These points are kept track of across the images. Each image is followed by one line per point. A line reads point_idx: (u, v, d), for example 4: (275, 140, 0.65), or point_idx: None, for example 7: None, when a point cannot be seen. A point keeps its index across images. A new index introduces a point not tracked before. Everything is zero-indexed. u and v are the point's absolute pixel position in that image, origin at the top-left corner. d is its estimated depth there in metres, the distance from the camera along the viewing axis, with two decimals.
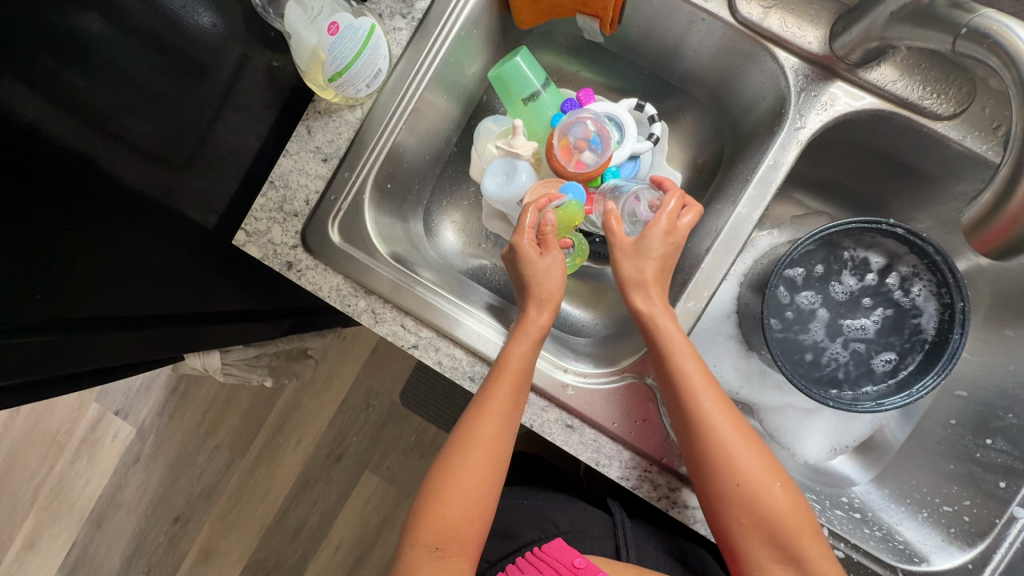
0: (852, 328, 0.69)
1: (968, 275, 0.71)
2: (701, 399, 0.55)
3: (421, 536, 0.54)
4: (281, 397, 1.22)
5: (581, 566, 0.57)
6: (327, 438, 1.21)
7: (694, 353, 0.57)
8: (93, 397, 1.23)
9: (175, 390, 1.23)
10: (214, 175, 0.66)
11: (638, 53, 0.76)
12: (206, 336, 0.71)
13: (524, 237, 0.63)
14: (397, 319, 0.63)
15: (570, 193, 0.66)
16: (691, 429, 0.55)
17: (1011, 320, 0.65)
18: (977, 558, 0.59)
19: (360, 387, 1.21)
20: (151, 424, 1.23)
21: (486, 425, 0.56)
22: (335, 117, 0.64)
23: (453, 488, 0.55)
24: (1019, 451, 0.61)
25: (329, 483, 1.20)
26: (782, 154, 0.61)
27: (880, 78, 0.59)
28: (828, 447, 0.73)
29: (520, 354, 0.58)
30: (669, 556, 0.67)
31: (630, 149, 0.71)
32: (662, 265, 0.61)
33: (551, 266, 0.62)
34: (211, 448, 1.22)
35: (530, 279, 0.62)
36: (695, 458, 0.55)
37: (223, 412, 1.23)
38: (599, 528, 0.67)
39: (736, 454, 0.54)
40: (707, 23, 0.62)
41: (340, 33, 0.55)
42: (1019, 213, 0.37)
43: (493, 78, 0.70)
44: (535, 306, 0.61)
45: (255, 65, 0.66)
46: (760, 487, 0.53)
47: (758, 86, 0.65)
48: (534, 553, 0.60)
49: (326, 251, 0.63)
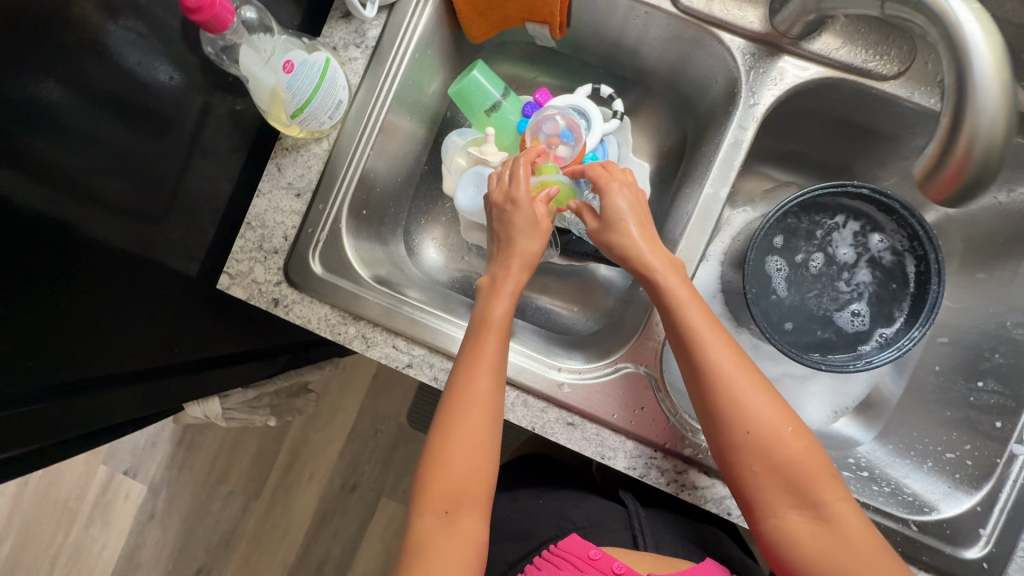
0: (845, 294, 0.71)
1: (941, 225, 0.75)
2: (709, 350, 0.55)
3: (428, 505, 0.53)
4: (288, 434, 1.22)
5: (597, 556, 0.59)
6: (340, 469, 1.20)
7: (700, 306, 0.56)
8: (101, 460, 1.23)
9: (182, 442, 1.23)
10: (191, 225, 0.66)
11: (590, 52, 0.77)
12: (194, 381, 0.71)
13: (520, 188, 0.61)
14: (389, 341, 0.64)
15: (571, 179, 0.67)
16: (703, 384, 0.55)
17: (985, 264, 0.68)
18: (985, 500, 0.59)
19: (365, 413, 1.21)
20: (162, 479, 1.23)
21: (480, 379, 0.55)
22: (303, 152, 0.65)
23: (452, 456, 0.54)
24: (1011, 390, 0.62)
25: (348, 513, 1.20)
26: (742, 132, 0.62)
27: (823, 47, 0.61)
28: (829, 411, 0.74)
29: (502, 307, 0.59)
30: (687, 540, 0.68)
31: (601, 133, 0.71)
32: (638, 214, 0.60)
33: (540, 231, 0.61)
34: (224, 495, 1.22)
35: (516, 234, 0.61)
36: (710, 408, 0.55)
37: (232, 458, 1.23)
38: (615, 521, 0.68)
39: (749, 404, 0.53)
40: (653, 16, 0.65)
41: (295, 70, 0.56)
42: (965, 159, 0.38)
43: (454, 95, 0.71)
44: (516, 264, 0.60)
45: (219, 112, 0.66)
46: (773, 433, 0.53)
47: (709, 70, 0.67)
48: (551, 551, 0.62)
49: (311, 283, 0.64)
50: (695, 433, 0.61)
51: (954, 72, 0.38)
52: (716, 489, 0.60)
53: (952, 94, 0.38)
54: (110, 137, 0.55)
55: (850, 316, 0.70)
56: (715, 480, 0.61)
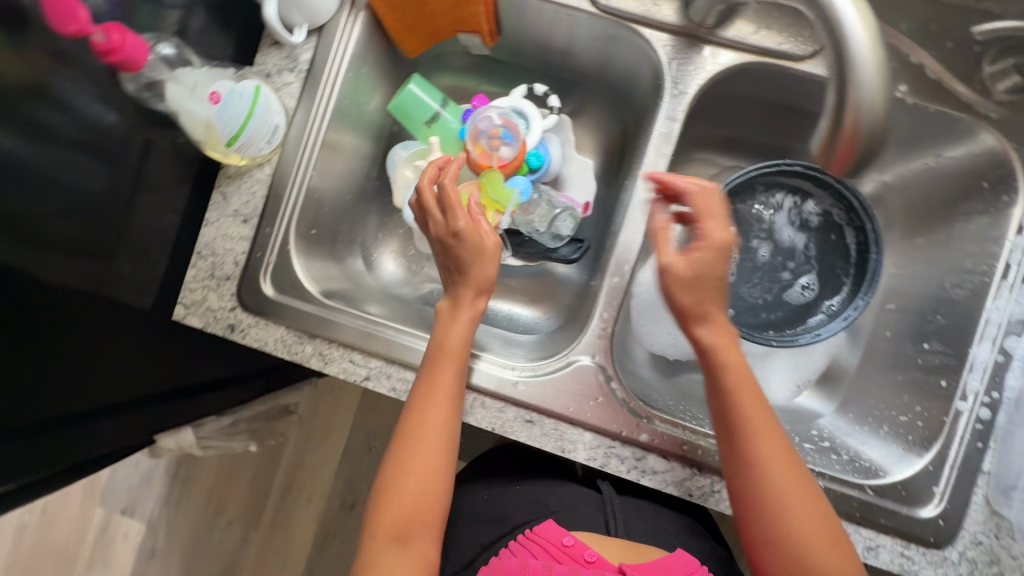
0: (793, 267, 0.73)
1: (876, 195, 0.74)
2: (755, 439, 0.52)
3: (379, 528, 0.54)
4: (282, 459, 1.23)
5: (570, 544, 0.60)
6: (337, 489, 1.21)
7: (752, 392, 0.53)
8: (96, 502, 1.22)
9: (176, 476, 1.24)
10: (142, 257, 0.65)
11: (525, 56, 0.79)
12: (149, 412, 0.72)
13: (458, 216, 0.58)
14: (346, 356, 0.65)
15: (518, 187, 0.71)
16: (744, 475, 0.52)
17: (922, 228, 0.69)
18: (936, 458, 0.60)
19: (357, 431, 1.22)
20: (160, 514, 1.23)
21: (435, 410, 0.57)
22: (247, 178, 0.66)
23: (403, 483, 0.55)
24: (953, 348, 0.63)
25: (349, 531, 1.21)
26: (671, 123, 0.64)
27: (738, 33, 0.63)
28: (793, 385, 0.74)
29: (458, 334, 0.58)
30: (658, 526, 0.69)
31: (541, 131, 0.72)
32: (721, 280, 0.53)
33: (487, 252, 0.58)
34: (223, 525, 1.22)
35: (464, 263, 0.58)
36: (751, 502, 0.52)
37: (228, 487, 1.23)
38: (588, 505, 0.69)
39: (787, 505, 0.50)
40: (576, 17, 0.67)
41: (223, 99, 0.57)
42: (854, 132, 0.40)
43: (393, 110, 0.73)
44: (468, 293, 0.59)
45: (161, 146, 0.64)
46: (810, 539, 0.49)
47: (636, 64, 0.69)
48: (528, 536, 0.63)
49: (264, 307, 0.65)
50: (650, 419, 0.62)
51: (834, 48, 0.39)
52: (676, 472, 0.61)
53: (835, 66, 0.40)
54: (54, 170, 0.54)
55: (800, 288, 0.72)
56: (675, 463, 0.62)
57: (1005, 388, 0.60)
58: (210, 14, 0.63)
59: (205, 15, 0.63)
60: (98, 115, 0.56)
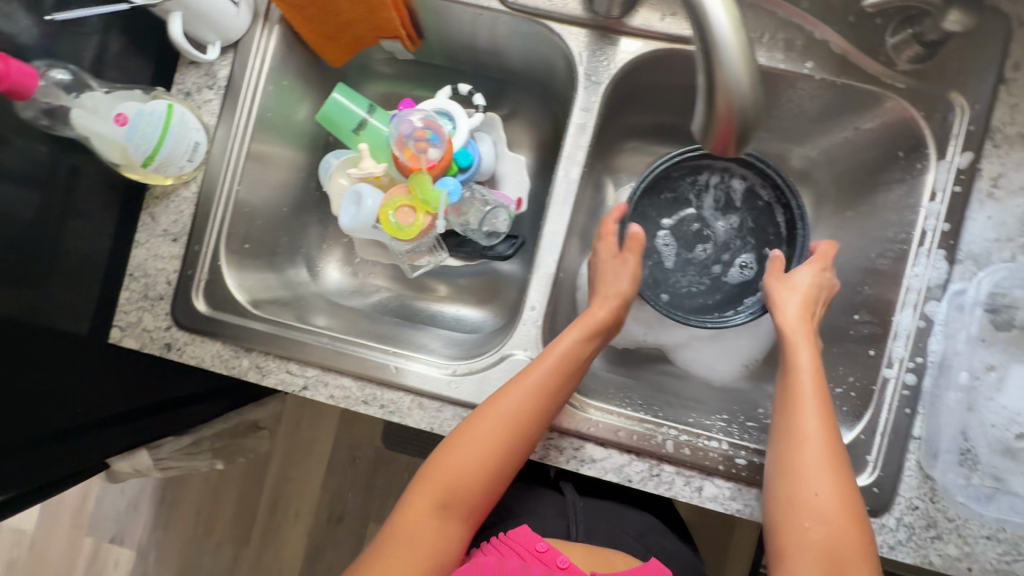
0: (729, 248, 0.73)
1: (807, 171, 0.76)
2: (806, 411, 0.56)
3: (429, 487, 0.57)
4: (266, 477, 1.22)
5: (542, 549, 0.56)
6: (324, 502, 1.21)
7: (818, 378, 0.58)
8: (86, 531, 1.23)
9: (162, 502, 1.23)
10: (79, 282, 0.63)
11: (451, 58, 0.79)
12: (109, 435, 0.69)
13: (606, 241, 0.70)
14: (282, 366, 0.65)
15: (448, 188, 0.70)
16: (787, 444, 0.56)
17: (851, 202, 0.71)
18: (867, 427, 0.60)
19: (339, 443, 1.22)
20: (149, 540, 1.23)
21: (507, 400, 0.59)
22: (173, 198, 0.67)
23: (454, 457, 0.58)
24: (878, 317, 0.64)
25: (338, 545, 1.20)
26: (586, 115, 0.65)
27: (644, 22, 0.64)
28: (739, 364, 0.77)
29: (563, 347, 0.61)
30: (621, 529, 0.69)
31: (467, 131, 0.72)
32: (812, 298, 0.63)
33: (631, 274, 0.68)
34: (213, 547, 1.22)
35: (613, 279, 0.68)
36: (786, 464, 0.55)
37: (214, 509, 1.23)
38: (549, 509, 0.69)
39: (809, 475, 0.53)
40: (488, 16, 0.68)
41: (131, 121, 0.57)
42: (728, 106, 0.40)
43: (322, 121, 0.74)
44: (603, 304, 0.66)
45: (91, 170, 0.62)
46: (830, 512, 0.52)
47: (553, 59, 0.70)
48: (500, 539, 0.59)
49: (197, 323, 0.66)
50: (583, 408, 0.63)
51: (695, 24, 0.39)
52: (614, 459, 0.62)
53: (699, 43, 0.40)
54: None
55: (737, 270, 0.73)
56: (612, 450, 0.62)
57: (928, 352, 0.59)
58: (127, 37, 0.63)
59: (123, 38, 0.63)
60: (18, 144, 0.55)
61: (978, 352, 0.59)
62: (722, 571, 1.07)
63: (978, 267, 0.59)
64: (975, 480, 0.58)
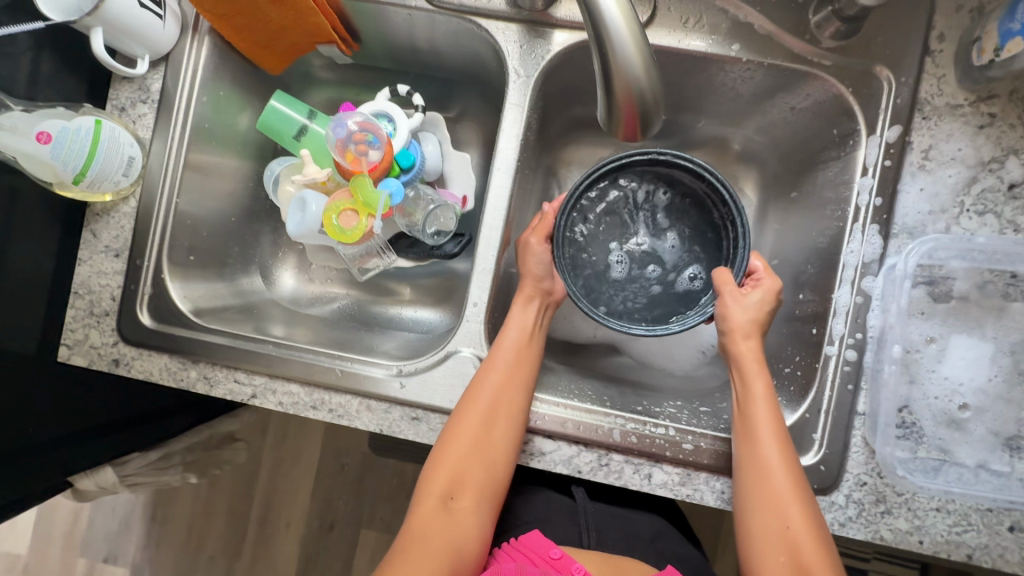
0: (670, 266, 0.72)
1: (751, 153, 0.75)
2: (758, 414, 0.58)
3: (430, 490, 0.57)
4: (254, 490, 1.22)
5: (557, 557, 0.57)
6: (314, 511, 1.21)
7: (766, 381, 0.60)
8: (78, 552, 1.23)
9: (152, 519, 1.23)
10: (24, 304, 0.63)
11: (391, 60, 0.79)
12: (65, 455, 0.69)
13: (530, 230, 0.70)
14: (230, 376, 0.65)
15: (390, 189, 0.70)
16: (748, 445, 0.57)
17: (795, 182, 0.71)
18: (811, 405, 0.60)
19: (323, 451, 1.22)
20: (142, 558, 1.23)
21: (479, 407, 0.59)
22: (114, 214, 0.68)
23: (444, 461, 0.58)
24: (819, 295, 0.64)
25: (330, 552, 1.21)
26: (518, 109, 0.66)
27: (569, 13, 0.65)
28: (697, 351, 0.76)
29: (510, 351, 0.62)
30: (632, 533, 0.65)
31: (408, 131, 0.72)
32: (763, 307, 0.64)
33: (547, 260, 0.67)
34: (205, 561, 1.22)
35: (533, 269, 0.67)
36: (753, 465, 0.56)
37: (204, 524, 1.23)
38: (561, 515, 0.66)
39: (773, 475, 0.55)
40: (416, 16, 0.68)
41: (55, 138, 0.57)
42: (626, 91, 0.41)
43: (262, 128, 0.75)
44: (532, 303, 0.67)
45: (31, 191, 0.62)
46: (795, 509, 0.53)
47: (484, 54, 0.70)
48: (511, 544, 0.60)
49: (144, 337, 0.66)
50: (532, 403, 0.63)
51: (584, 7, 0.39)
52: (563, 450, 0.62)
53: (590, 28, 0.40)
54: None
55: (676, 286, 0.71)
56: (560, 442, 0.62)
57: (867, 328, 0.60)
58: (58, 57, 0.63)
59: (53, 58, 0.63)
60: None
61: (913, 324, 0.59)
62: (716, 559, 1.07)
63: (912, 239, 0.59)
64: (921, 453, 0.58)
